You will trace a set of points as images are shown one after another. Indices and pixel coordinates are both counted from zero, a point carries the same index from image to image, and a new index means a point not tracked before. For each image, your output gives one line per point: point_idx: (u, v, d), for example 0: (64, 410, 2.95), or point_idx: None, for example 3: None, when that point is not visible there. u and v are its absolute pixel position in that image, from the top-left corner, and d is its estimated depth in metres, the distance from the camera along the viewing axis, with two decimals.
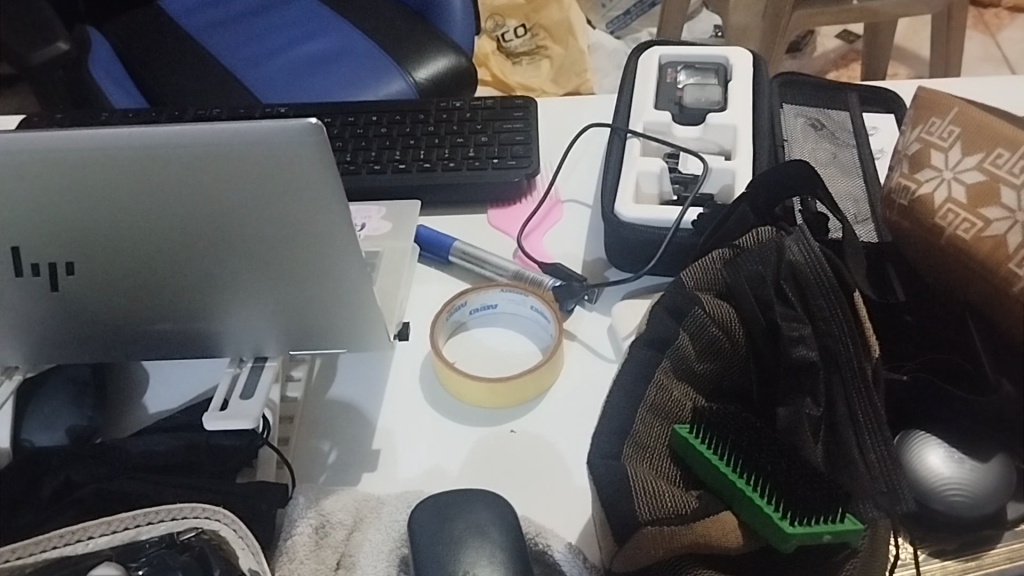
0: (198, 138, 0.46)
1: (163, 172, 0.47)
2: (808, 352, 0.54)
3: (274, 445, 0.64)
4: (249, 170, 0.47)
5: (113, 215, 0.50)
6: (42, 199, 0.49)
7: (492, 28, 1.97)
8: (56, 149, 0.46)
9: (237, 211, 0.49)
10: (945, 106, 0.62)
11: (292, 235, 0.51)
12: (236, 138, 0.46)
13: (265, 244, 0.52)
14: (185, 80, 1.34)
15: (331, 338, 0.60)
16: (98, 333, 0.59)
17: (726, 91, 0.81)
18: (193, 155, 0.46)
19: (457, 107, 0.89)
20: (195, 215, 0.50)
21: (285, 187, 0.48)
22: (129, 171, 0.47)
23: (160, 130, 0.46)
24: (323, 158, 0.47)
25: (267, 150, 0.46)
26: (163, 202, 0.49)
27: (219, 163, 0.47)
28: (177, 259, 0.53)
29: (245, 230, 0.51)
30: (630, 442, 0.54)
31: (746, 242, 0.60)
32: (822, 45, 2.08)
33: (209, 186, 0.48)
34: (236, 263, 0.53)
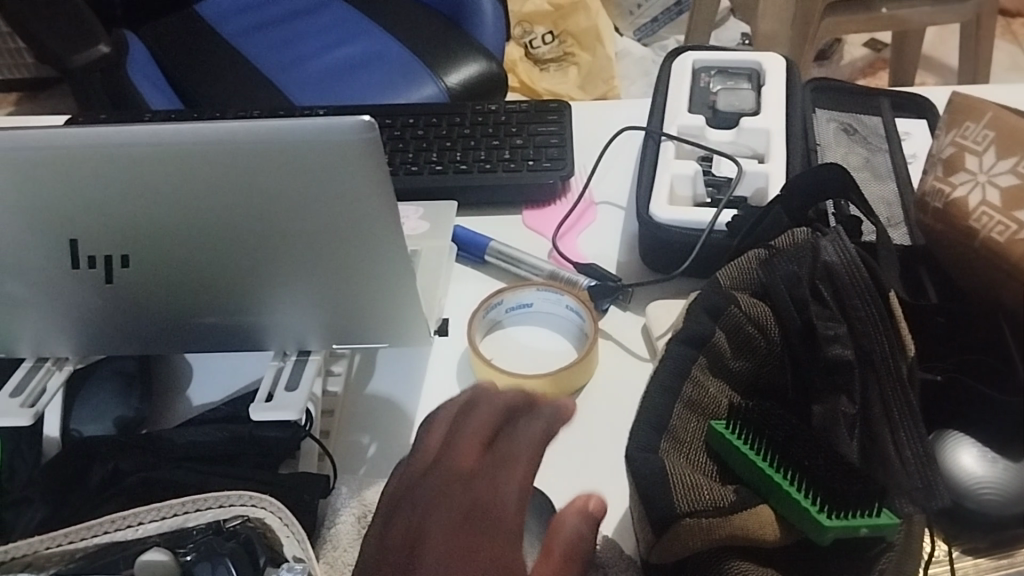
0: (252, 134, 0.47)
1: (217, 168, 0.49)
2: (843, 350, 0.55)
3: (315, 437, 0.65)
4: (299, 166, 0.48)
5: (167, 209, 0.51)
6: (99, 194, 0.50)
7: (520, 35, 1.99)
8: (115, 145, 0.48)
9: (286, 207, 0.51)
10: (979, 113, 0.63)
11: (338, 230, 0.52)
12: (287, 133, 0.47)
13: (311, 239, 0.53)
14: (220, 83, 1.37)
15: (373, 332, 0.61)
16: (148, 326, 0.61)
17: (758, 96, 0.82)
18: (247, 152, 0.48)
19: (492, 110, 0.91)
20: (246, 209, 0.51)
21: (333, 182, 0.49)
22: (186, 167, 0.49)
23: (216, 127, 0.47)
24: (372, 156, 0.48)
25: (317, 147, 0.47)
26: (216, 196, 0.50)
27: (271, 160, 0.48)
28: (227, 252, 0.54)
29: (293, 224, 0.52)
30: (666, 436, 0.55)
31: (782, 243, 0.62)
32: (850, 53, 2.09)
33: (261, 181, 0.49)
34: (283, 257, 0.54)
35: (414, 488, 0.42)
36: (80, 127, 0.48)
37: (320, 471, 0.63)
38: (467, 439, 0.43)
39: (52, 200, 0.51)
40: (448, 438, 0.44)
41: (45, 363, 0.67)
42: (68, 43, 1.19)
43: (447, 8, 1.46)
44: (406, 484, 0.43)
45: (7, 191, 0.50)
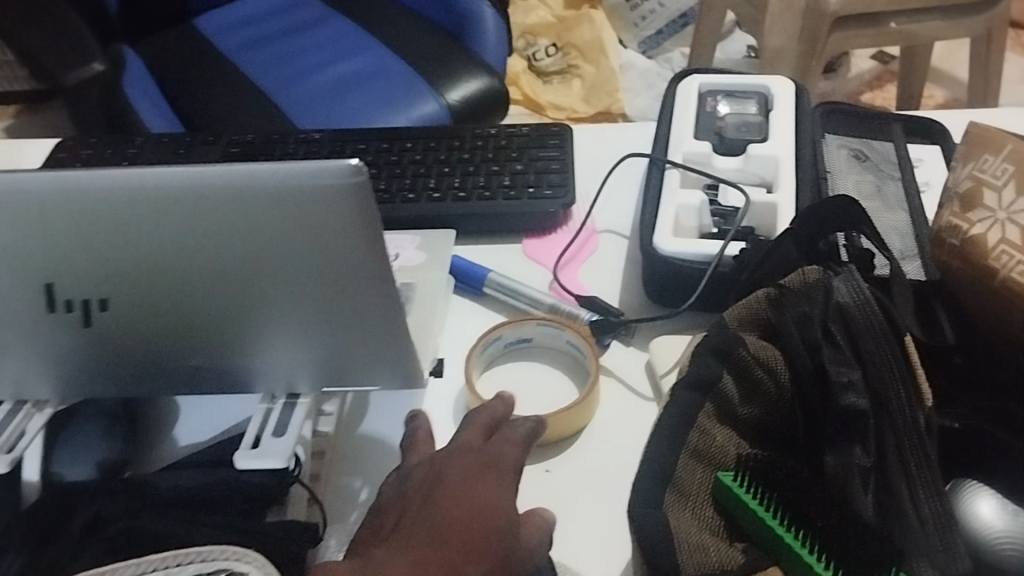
0: (237, 180, 0.45)
1: (201, 214, 0.46)
2: (856, 399, 0.51)
3: (304, 482, 0.62)
4: (285, 211, 0.46)
5: (148, 254, 0.49)
6: (77, 238, 0.48)
7: (523, 48, 1.97)
8: (93, 189, 0.46)
9: (273, 254, 0.49)
10: (998, 144, 0.60)
11: (327, 275, 0.50)
12: (274, 177, 0.45)
13: (298, 286, 0.51)
14: (218, 100, 1.34)
15: (363, 376, 0.59)
16: (132, 368, 0.58)
17: (766, 121, 0.80)
18: (231, 195, 0.46)
19: (492, 134, 0.88)
20: (230, 254, 0.49)
21: (321, 228, 0.47)
22: (168, 212, 0.46)
23: (200, 170, 0.45)
24: (359, 203, 0.46)
25: (303, 192, 0.45)
26: (198, 240, 0.48)
27: (256, 207, 0.46)
28: (211, 297, 0.52)
29: (280, 270, 0.50)
30: (671, 489, 0.52)
31: (792, 282, 0.58)
32: (857, 66, 2.06)
33: (246, 225, 0.47)
34: (270, 302, 0.52)
35: (419, 471, 0.52)
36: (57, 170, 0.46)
37: (309, 519, 0.61)
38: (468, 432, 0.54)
39: (26, 242, 0.48)
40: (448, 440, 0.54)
41: (25, 407, 0.64)
42: (61, 61, 1.16)
43: (448, 22, 1.44)
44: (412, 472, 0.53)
45: None
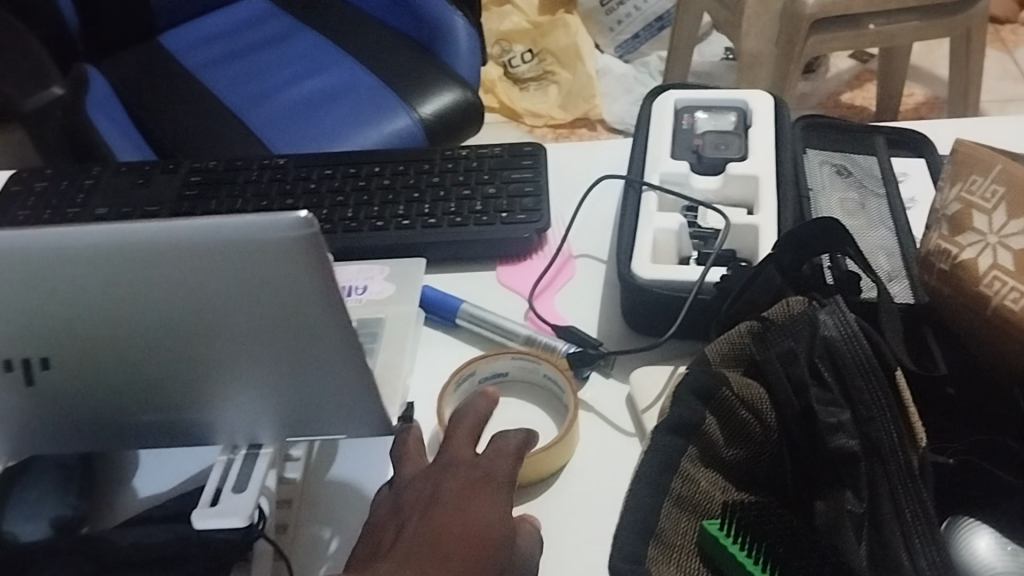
0: (179, 237, 0.42)
1: (143, 271, 0.43)
2: (848, 441, 0.49)
3: (270, 536, 0.59)
4: (234, 268, 0.43)
5: (90, 313, 0.46)
6: (12, 297, 0.45)
7: (498, 54, 1.93)
8: (24, 249, 0.42)
9: (224, 309, 0.46)
10: (987, 164, 0.57)
11: (285, 328, 0.47)
12: (220, 234, 0.42)
13: (252, 340, 0.48)
14: (184, 118, 1.30)
15: (329, 426, 0.56)
16: (85, 424, 0.55)
17: (745, 139, 0.77)
18: (175, 254, 0.42)
19: (462, 155, 0.85)
20: (178, 311, 0.46)
21: (274, 282, 0.44)
22: (108, 270, 0.43)
23: (138, 226, 0.42)
24: (314, 257, 0.43)
25: (254, 247, 0.42)
26: (142, 299, 0.45)
27: (202, 263, 0.43)
28: (162, 354, 0.49)
29: (234, 326, 0.47)
30: (655, 541, 0.49)
31: (775, 314, 0.56)
32: (836, 66, 2.04)
33: (192, 283, 0.44)
34: (223, 356, 0.49)
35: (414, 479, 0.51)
36: None
37: None
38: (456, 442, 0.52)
39: None
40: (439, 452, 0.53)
41: None
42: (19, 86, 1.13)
43: (419, 34, 1.40)
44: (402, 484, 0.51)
45: None
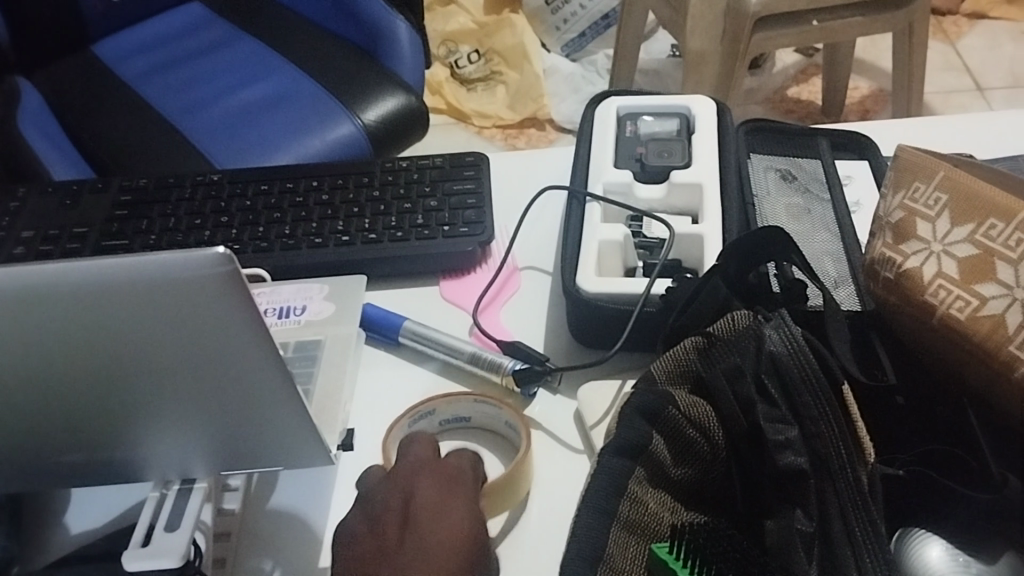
0: (89, 278, 0.40)
1: (55, 316, 0.41)
2: (796, 458, 0.49)
3: (206, 573, 0.57)
4: (151, 306, 0.41)
5: (1, 355, 0.43)
6: None
7: (444, 55, 1.90)
8: None
9: (143, 351, 0.44)
10: (930, 171, 0.57)
11: (211, 364, 0.45)
12: (135, 272, 0.40)
13: (178, 379, 0.46)
14: (120, 130, 1.27)
15: (265, 460, 0.54)
16: (5, 463, 0.53)
17: (689, 146, 0.76)
18: (86, 293, 0.40)
19: (402, 167, 0.83)
20: (94, 351, 0.43)
21: (197, 319, 0.42)
22: (15, 316, 0.41)
23: (43, 267, 0.39)
24: (234, 288, 0.41)
25: (173, 284, 0.40)
26: (56, 340, 0.42)
27: (118, 305, 0.41)
28: (83, 395, 0.47)
29: (156, 364, 0.45)
30: (604, 567, 0.49)
31: (719, 329, 0.54)
32: (782, 61, 2.05)
33: (108, 323, 0.42)
34: (148, 397, 0.47)
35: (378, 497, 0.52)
36: None
37: None
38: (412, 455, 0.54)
39: None
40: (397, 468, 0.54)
41: None
42: None
43: (361, 39, 1.38)
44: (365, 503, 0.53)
45: None
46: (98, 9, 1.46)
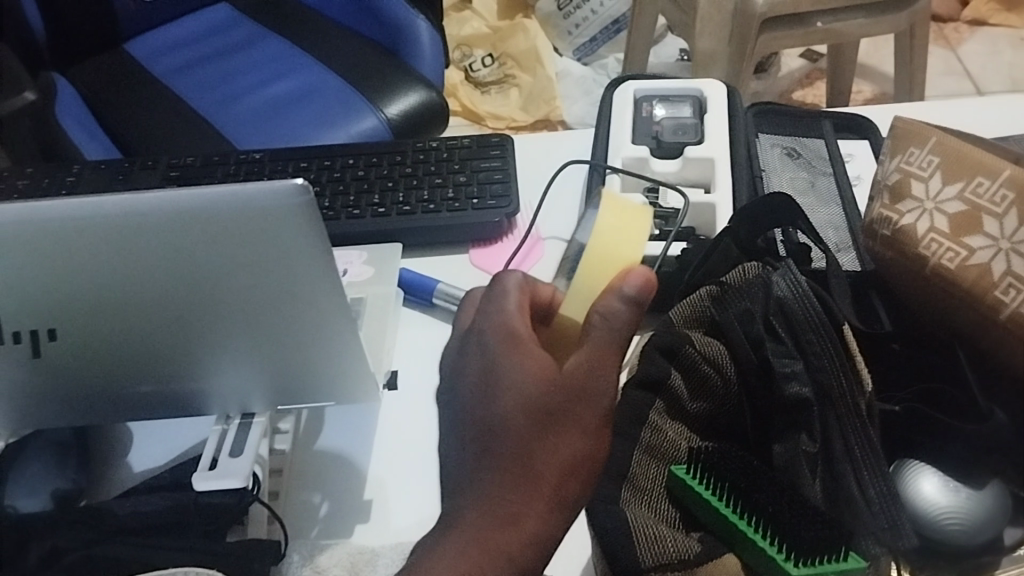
0: (184, 204, 0.45)
1: (148, 240, 0.47)
2: (801, 388, 0.54)
3: (264, 501, 0.63)
4: (235, 231, 0.47)
5: (93, 282, 0.49)
6: (21, 272, 0.48)
7: (459, 59, 1.97)
8: (38, 221, 0.46)
9: (224, 275, 0.49)
10: (923, 137, 0.62)
11: (281, 287, 0.50)
12: (223, 201, 0.45)
13: (250, 305, 0.51)
14: (153, 118, 1.32)
15: (317, 391, 0.60)
16: (87, 399, 0.58)
17: (702, 123, 0.82)
18: (178, 220, 0.46)
19: (433, 147, 0.89)
20: (180, 273, 0.49)
21: (273, 244, 0.47)
22: (112, 241, 0.47)
23: (141, 196, 0.45)
24: (309, 218, 0.46)
25: (256, 212, 0.46)
26: (145, 265, 0.48)
27: (206, 229, 0.46)
28: (164, 320, 0.52)
29: (234, 288, 0.50)
30: (628, 485, 0.54)
31: (732, 278, 0.61)
32: (787, 65, 2.11)
33: (195, 247, 0.47)
34: (222, 323, 0.53)
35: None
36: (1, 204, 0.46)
37: (271, 536, 0.62)
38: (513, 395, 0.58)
39: None
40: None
41: None
42: None
43: (382, 37, 1.43)
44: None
45: None
46: (130, 7, 1.49)
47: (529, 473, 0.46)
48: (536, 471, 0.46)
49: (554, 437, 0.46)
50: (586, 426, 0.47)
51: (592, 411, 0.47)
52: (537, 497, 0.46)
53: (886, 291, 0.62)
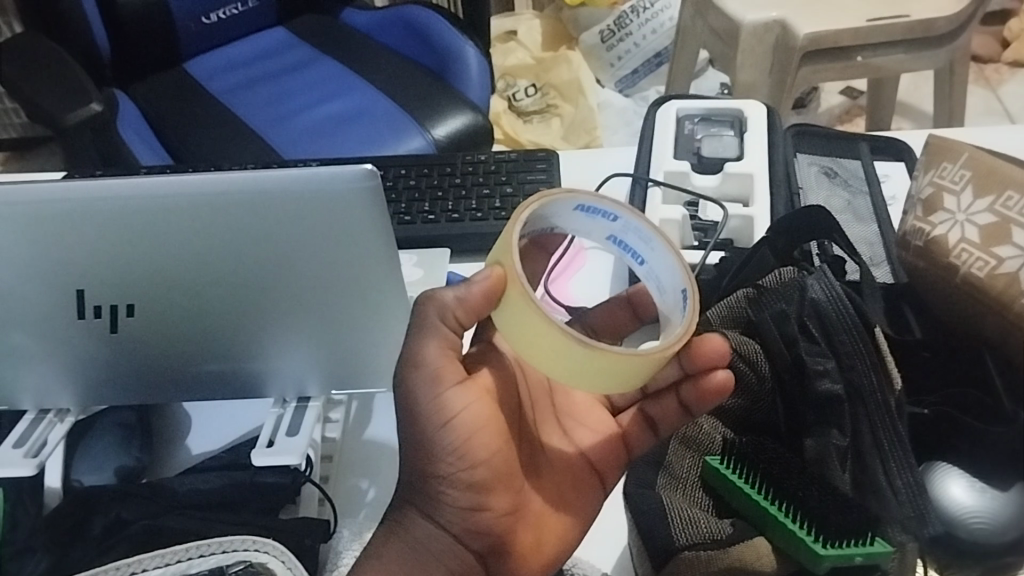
0: (265, 184, 0.55)
1: (228, 219, 0.56)
2: (833, 385, 0.57)
3: (315, 483, 0.67)
4: (307, 213, 0.56)
5: (173, 257, 0.58)
6: (115, 250, 0.57)
7: (503, 88, 1.96)
8: (136, 197, 0.55)
9: (292, 256, 0.59)
10: (955, 153, 0.65)
11: (340, 268, 0.60)
12: (295, 182, 0.55)
13: (310, 284, 0.61)
14: (204, 125, 1.36)
15: (364, 375, 0.68)
16: (155, 373, 0.66)
17: (741, 143, 0.85)
18: (257, 198, 0.55)
19: (482, 160, 0.93)
20: (251, 252, 0.58)
21: (338, 225, 0.57)
22: (195, 217, 0.56)
23: (225, 177, 0.55)
24: (372, 201, 0.56)
25: (322, 195, 0.55)
26: (219, 243, 0.58)
27: (281, 207, 0.56)
28: (234, 298, 0.61)
29: (291, 270, 0.60)
30: (663, 474, 0.58)
31: (768, 282, 0.64)
32: (826, 101, 2.12)
33: (269, 227, 0.57)
34: (281, 305, 0.62)
35: (590, 455, 0.63)
36: (104, 181, 0.55)
37: (321, 516, 0.65)
38: (654, 409, 0.61)
39: (59, 247, 0.57)
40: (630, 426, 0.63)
41: (47, 416, 0.69)
42: (45, 88, 1.17)
43: (434, 64, 1.41)
44: (609, 466, 0.63)
45: (23, 245, 0.57)
46: (190, 28, 1.46)
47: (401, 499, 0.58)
48: (421, 486, 0.56)
49: (417, 457, 0.55)
50: (429, 443, 0.55)
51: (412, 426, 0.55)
52: (414, 510, 0.56)
53: (926, 310, 0.57)
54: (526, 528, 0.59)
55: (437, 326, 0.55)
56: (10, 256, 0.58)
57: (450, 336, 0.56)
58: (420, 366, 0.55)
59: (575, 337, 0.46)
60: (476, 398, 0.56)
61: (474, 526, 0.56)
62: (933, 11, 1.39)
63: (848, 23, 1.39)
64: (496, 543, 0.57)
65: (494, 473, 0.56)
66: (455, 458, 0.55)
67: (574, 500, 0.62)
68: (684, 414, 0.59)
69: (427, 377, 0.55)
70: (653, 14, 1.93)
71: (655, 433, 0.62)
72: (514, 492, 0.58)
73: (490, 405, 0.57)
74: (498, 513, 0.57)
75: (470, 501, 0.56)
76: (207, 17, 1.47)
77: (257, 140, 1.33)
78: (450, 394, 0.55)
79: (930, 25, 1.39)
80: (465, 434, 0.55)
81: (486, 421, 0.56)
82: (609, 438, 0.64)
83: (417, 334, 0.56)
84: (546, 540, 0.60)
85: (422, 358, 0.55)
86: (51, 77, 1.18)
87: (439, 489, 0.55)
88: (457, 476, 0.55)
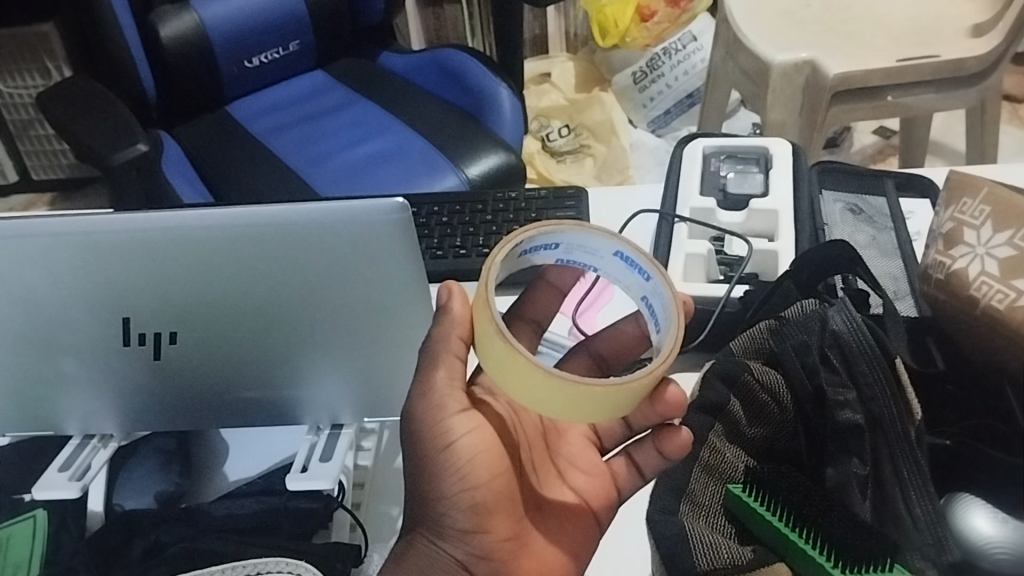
0: (300, 218, 0.58)
1: (263, 250, 0.59)
2: (853, 415, 0.57)
3: (348, 509, 0.70)
4: (343, 247, 0.59)
5: (208, 283, 0.61)
6: (156, 279, 0.60)
7: (537, 129, 1.98)
8: (174, 228, 0.58)
9: (326, 287, 0.62)
10: (975, 188, 0.65)
11: (373, 298, 0.63)
12: (331, 214, 0.58)
13: (337, 314, 0.64)
14: (241, 161, 1.40)
15: (394, 401, 0.72)
16: (192, 396, 0.69)
17: (767, 178, 0.87)
18: (294, 230, 0.58)
19: (513, 197, 1.02)
20: (281, 281, 0.61)
21: (373, 256, 0.60)
22: (231, 247, 0.59)
23: (263, 210, 0.58)
24: (404, 233, 0.59)
25: (355, 227, 0.58)
26: (254, 272, 0.60)
27: (316, 239, 0.59)
28: (267, 322, 0.64)
29: (324, 299, 0.62)
30: (686, 500, 0.59)
31: (791, 314, 0.66)
32: (860, 141, 2.13)
33: (305, 261, 0.60)
34: (310, 332, 0.65)
35: (588, 495, 0.64)
36: (144, 213, 0.58)
37: (352, 540, 0.68)
38: (638, 455, 0.63)
39: (106, 280, 0.60)
40: (621, 469, 0.65)
41: (92, 441, 0.72)
42: (89, 125, 1.20)
43: (467, 103, 1.44)
44: (603, 505, 0.64)
45: (73, 275, 0.60)
46: (233, 71, 1.48)
47: (408, 527, 0.59)
48: (426, 509, 0.57)
49: (422, 480, 0.57)
50: (431, 467, 0.56)
51: (416, 457, 0.57)
52: (422, 535, 0.57)
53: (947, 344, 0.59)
54: (529, 556, 0.59)
55: (445, 354, 0.57)
56: (62, 287, 0.61)
57: (457, 364, 0.58)
58: (427, 395, 0.57)
59: (550, 372, 0.48)
60: (481, 425, 0.57)
61: (476, 549, 0.57)
62: (962, 51, 1.39)
63: (879, 63, 1.39)
64: (498, 567, 0.58)
65: (496, 497, 0.57)
66: (461, 484, 0.56)
67: (572, 538, 0.62)
68: (662, 461, 0.61)
69: (433, 404, 0.57)
70: (685, 56, 1.95)
71: (642, 476, 0.64)
72: (516, 515, 0.59)
73: (494, 432, 0.58)
74: (500, 537, 0.58)
75: (473, 525, 0.57)
76: (250, 60, 1.49)
77: (295, 179, 1.37)
78: (454, 420, 0.57)
79: (959, 65, 1.39)
80: (467, 458, 0.56)
81: (490, 449, 0.57)
82: (603, 483, 0.65)
83: (427, 364, 0.58)
84: (550, 566, 0.60)
85: (429, 386, 0.57)
86: (97, 115, 1.22)
87: (440, 512, 0.56)
88: (459, 499, 0.56)
